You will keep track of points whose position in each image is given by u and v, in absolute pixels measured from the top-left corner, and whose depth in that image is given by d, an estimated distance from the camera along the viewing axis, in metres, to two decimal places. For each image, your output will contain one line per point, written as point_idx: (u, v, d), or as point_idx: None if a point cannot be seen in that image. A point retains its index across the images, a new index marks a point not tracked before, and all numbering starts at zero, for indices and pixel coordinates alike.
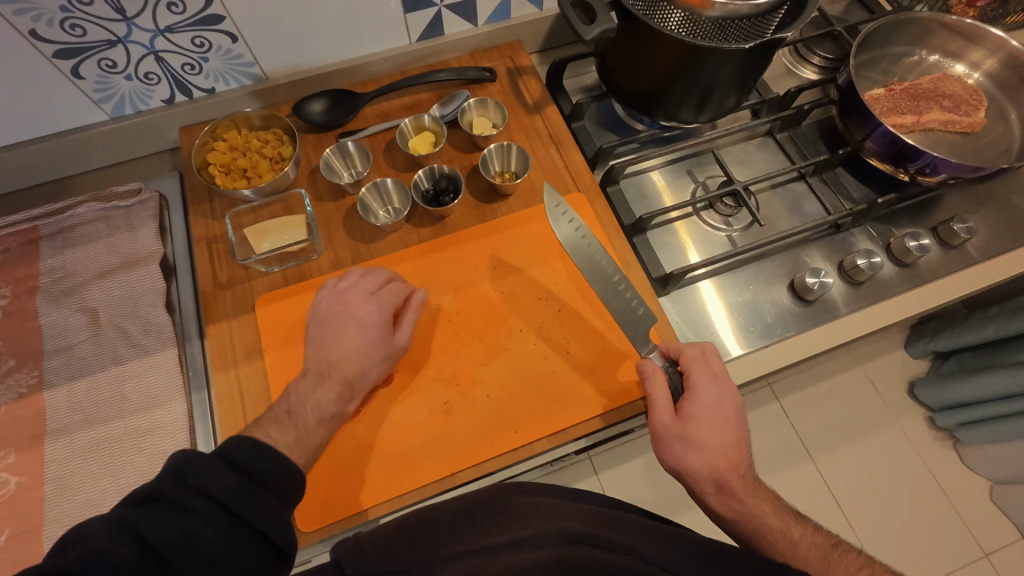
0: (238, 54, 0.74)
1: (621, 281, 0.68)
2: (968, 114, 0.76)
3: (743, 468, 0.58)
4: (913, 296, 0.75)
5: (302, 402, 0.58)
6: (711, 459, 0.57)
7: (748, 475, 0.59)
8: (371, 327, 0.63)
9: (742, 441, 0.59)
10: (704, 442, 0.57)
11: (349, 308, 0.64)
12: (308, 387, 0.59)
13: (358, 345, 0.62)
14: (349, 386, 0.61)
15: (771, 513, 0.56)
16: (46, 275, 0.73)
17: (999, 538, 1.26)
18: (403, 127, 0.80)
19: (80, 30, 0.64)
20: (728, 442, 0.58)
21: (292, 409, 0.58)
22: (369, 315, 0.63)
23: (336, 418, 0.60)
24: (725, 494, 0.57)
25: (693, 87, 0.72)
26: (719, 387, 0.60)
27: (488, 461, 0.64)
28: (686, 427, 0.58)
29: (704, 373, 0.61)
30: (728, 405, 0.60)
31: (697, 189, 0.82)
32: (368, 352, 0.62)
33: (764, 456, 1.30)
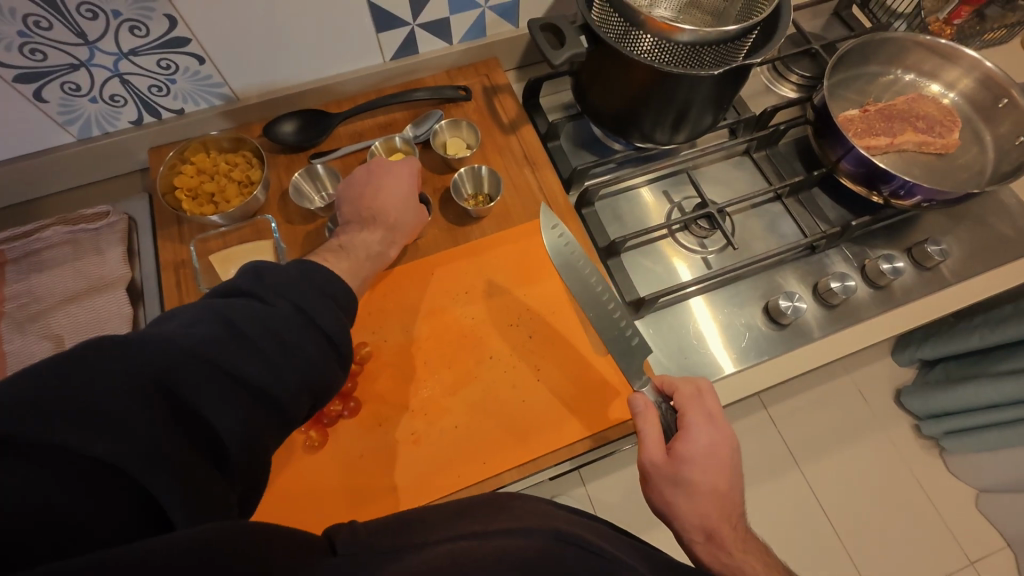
0: (206, 75, 0.73)
1: (615, 310, 0.66)
2: (942, 135, 0.76)
3: (734, 519, 0.55)
4: (887, 318, 0.75)
5: (351, 240, 0.65)
6: (699, 506, 0.54)
7: (741, 528, 0.55)
8: (405, 177, 0.69)
9: (737, 491, 0.56)
10: (693, 486, 0.54)
11: (383, 163, 0.69)
12: (354, 231, 0.66)
13: (397, 183, 0.68)
14: (390, 231, 0.67)
15: (761, 572, 0.52)
16: (11, 300, 0.71)
17: (984, 547, 1.26)
18: (374, 149, 0.79)
19: (40, 55, 0.63)
20: (720, 490, 0.55)
21: (344, 245, 0.64)
22: (402, 169, 0.70)
23: (380, 257, 0.66)
24: (714, 545, 0.54)
25: (665, 109, 0.72)
26: (714, 430, 0.56)
27: (454, 494, 0.63)
28: (675, 468, 0.55)
29: (699, 414, 0.57)
30: (724, 447, 0.56)
31: (673, 211, 0.81)
32: (405, 195, 0.68)
33: (751, 467, 1.30)
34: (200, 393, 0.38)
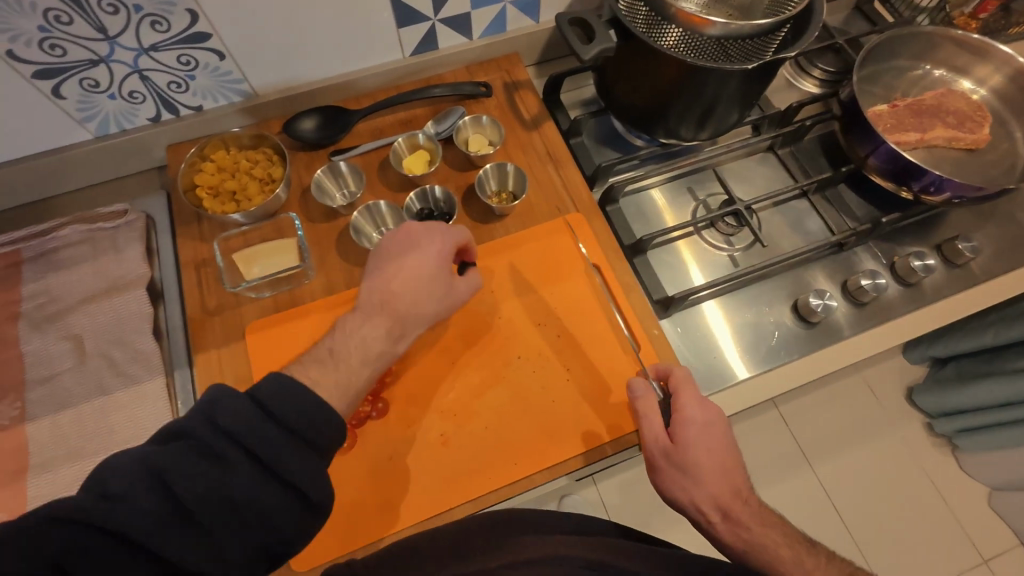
0: (226, 70, 0.72)
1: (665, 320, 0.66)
2: (972, 131, 0.75)
3: (747, 494, 0.55)
4: (916, 317, 0.75)
5: (347, 339, 0.57)
6: (712, 485, 0.54)
7: (756, 502, 0.55)
8: (429, 257, 0.60)
9: (742, 465, 0.57)
10: (702, 468, 0.55)
11: (411, 231, 0.62)
12: (356, 322, 0.58)
13: (415, 279, 0.59)
14: (398, 326, 0.59)
15: (783, 544, 0.52)
16: (29, 300, 0.70)
17: (998, 545, 1.25)
18: (397, 146, 0.78)
19: (60, 50, 0.62)
20: (726, 466, 0.55)
21: (334, 349, 0.56)
22: (428, 245, 0.61)
23: (383, 357, 0.58)
24: (734, 524, 0.53)
25: (694, 105, 0.70)
26: (710, 406, 0.57)
27: (485, 496, 0.62)
28: (682, 451, 0.55)
29: (693, 392, 0.58)
30: (722, 423, 0.57)
31: (698, 208, 0.80)
32: (425, 285, 0.60)
33: (765, 465, 1.30)
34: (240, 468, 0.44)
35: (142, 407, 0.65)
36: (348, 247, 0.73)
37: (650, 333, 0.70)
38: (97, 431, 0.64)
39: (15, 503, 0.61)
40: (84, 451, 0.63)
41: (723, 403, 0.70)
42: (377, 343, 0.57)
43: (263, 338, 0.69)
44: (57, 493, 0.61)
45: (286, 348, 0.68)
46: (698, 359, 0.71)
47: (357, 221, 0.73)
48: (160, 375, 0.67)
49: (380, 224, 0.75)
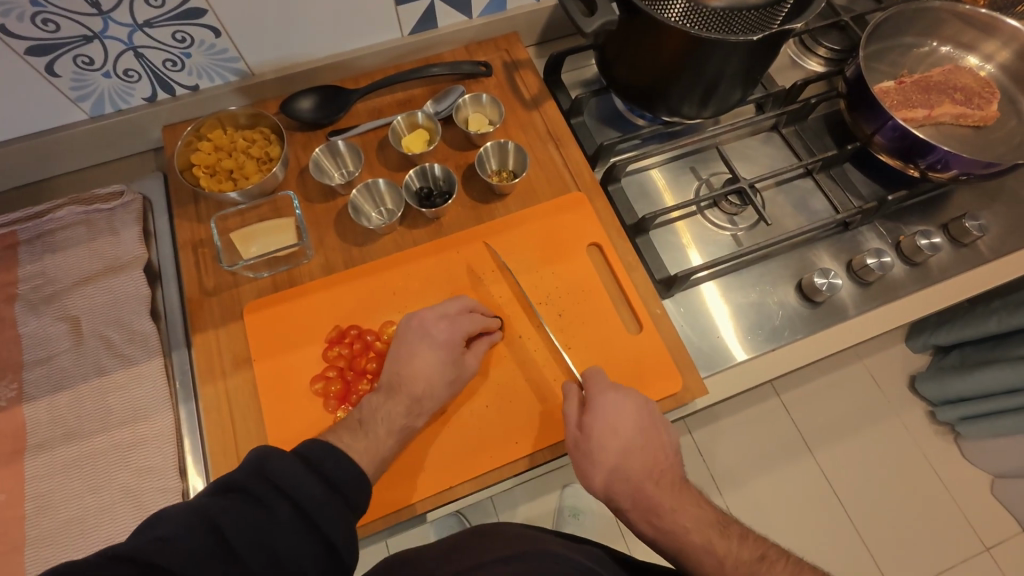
0: (222, 48, 0.71)
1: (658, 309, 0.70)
2: (980, 107, 0.74)
3: (660, 476, 0.58)
4: (921, 296, 0.74)
5: (375, 412, 0.59)
6: (619, 475, 0.57)
7: (671, 482, 0.58)
8: (440, 344, 0.62)
9: (656, 448, 0.59)
10: (607, 459, 0.58)
11: (423, 324, 0.63)
12: (379, 400, 0.60)
13: (429, 369, 0.61)
14: (416, 404, 0.60)
15: (694, 531, 0.54)
16: (26, 282, 0.69)
17: (999, 531, 1.24)
18: (395, 125, 0.77)
19: (52, 26, 0.61)
20: (634, 453, 0.58)
21: (363, 419, 0.58)
22: (438, 332, 0.62)
23: (404, 431, 0.59)
24: (642, 509, 0.56)
25: (698, 81, 0.69)
26: (616, 395, 0.60)
27: (487, 475, 0.63)
28: (589, 446, 0.59)
29: (600, 385, 0.61)
30: (630, 418, 0.59)
31: (701, 187, 0.79)
32: (438, 372, 0.61)
33: (768, 453, 1.29)
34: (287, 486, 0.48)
35: (140, 388, 0.65)
36: (346, 227, 0.73)
37: (652, 311, 0.70)
38: (95, 412, 0.64)
39: (14, 483, 0.60)
40: (82, 431, 0.63)
41: (725, 383, 0.69)
42: (397, 402, 0.59)
43: (263, 318, 0.68)
44: (55, 473, 0.61)
45: (287, 327, 0.68)
46: (701, 339, 0.70)
47: (356, 200, 0.73)
48: (158, 356, 0.67)
49: (379, 204, 0.75)
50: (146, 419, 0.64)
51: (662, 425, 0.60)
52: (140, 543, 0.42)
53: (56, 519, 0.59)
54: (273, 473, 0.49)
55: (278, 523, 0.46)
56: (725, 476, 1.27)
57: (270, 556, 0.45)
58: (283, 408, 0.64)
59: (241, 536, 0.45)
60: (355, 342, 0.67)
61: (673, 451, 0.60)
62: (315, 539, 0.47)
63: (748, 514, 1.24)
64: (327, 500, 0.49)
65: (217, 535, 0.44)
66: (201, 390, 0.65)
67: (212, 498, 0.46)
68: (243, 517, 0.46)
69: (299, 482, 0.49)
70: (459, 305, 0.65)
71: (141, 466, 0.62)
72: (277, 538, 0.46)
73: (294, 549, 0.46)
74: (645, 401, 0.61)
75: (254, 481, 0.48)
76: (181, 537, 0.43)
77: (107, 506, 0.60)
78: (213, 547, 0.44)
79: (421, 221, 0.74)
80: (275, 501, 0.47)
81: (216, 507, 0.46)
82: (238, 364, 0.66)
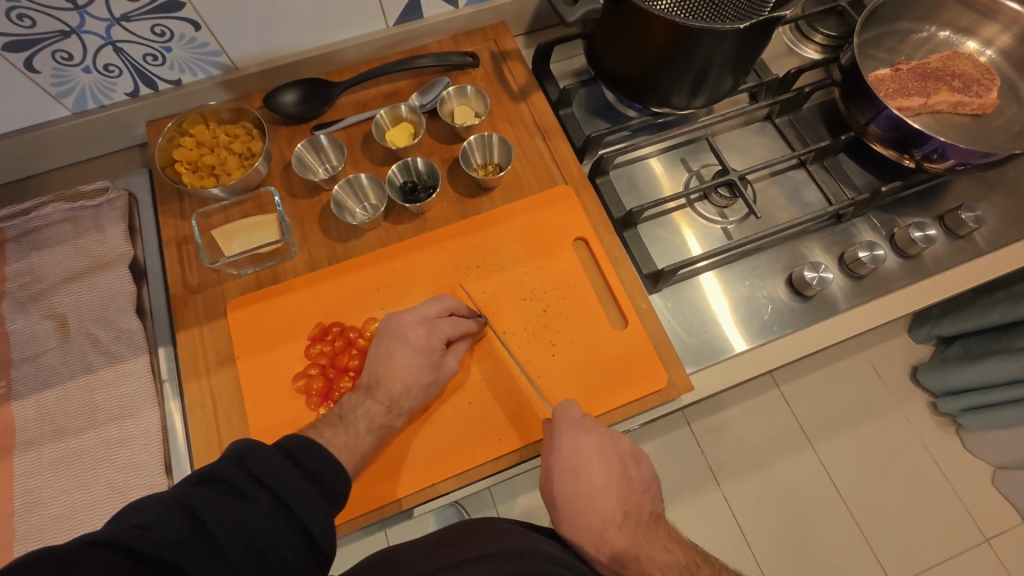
0: (202, 42, 0.69)
1: (645, 305, 0.69)
2: (979, 95, 0.72)
3: (624, 518, 0.57)
4: (918, 289, 0.72)
5: (354, 408, 0.60)
6: (582, 514, 0.56)
7: (637, 523, 0.57)
8: (417, 349, 0.61)
9: (623, 483, 0.59)
10: (571, 502, 0.57)
11: (400, 328, 0.63)
12: (357, 396, 0.60)
13: (403, 372, 0.61)
14: (394, 400, 0.60)
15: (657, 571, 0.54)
16: (13, 280, 0.69)
17: (1000, 523, 1.23)
18: (379, 119, 0.76)
19: (28, 21, 0.59)
20: (598, 494, 0.58)
21: (344, 413, 0.59)
22: (416, 338, 0.62)
23: (384, 429, 0.60)
24: (607, 557, 0.54)
25: (687, 71, 0.67)
26: (579, 435, 0.59)
27: (470, 471, 0.63)
28: (553, 487, 0.58)
29: (565, 420, 0.60)
30: (602, 448, 0.59)
31: (691, 179, 0.77)
32: (415, 374, 0.61)
33: (765, 445, 1.28)
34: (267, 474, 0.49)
35: (127, 385, 0.65)
36: (330, 223, 0.73)
37: (638, 307, 0.69)
38: (82, 409, 0.64)
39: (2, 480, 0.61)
40: (69, 429, 0.63)
41: (714, 378, 0.68)
42: (377, 399, 0.60)
43: (245, 315, 0.68)
44: (43, 470, 0.61)
45: (271, 325, 0.68)
46: (690, 334, 0.69)
47: (339, 197, 0.72)
48: (144, 354, 0.67)
49: (363, 199, 0.75)
50: (133, 417, 0.64)
51: (627, 462, 0.60)
52: (116, 529, 0.40)
53: (44, 515, 0.59)
54: (252, 464, 0.49)
55: (257, 509, 0.46)
56: (723, 467, 1.27)
57: (251, 546, 0.44)
58: (266, 405, 0.65)
59: (222, 525, 0.44)
60: (337, 339, 0.67)
61: (639, 488, 0.60)
62: (294, 528, 0.47)
63: (747, 506, 1.24)
64: (307, 491, 0.49)
65: (197, 523, 0.43)
66: (186, 387, 0.65)
67: (189, 488, 0.46)
68: (223, 504, 0.45)
69: (279, 472, 0.49)
70: (440, 309, 0.64)
71: (128, 463, 0.62)
72: (257, 525, 0.45)
73: (274, 540, 0.46)
74: (610, 436, 0.61)
75: (234, 470, 0.48)
76: (162, 523, 0.42)
77: (95, 502, 0.60)
78: (193, 535, 0.42)
79: (405, 217, 0.73)
80: (254, 490, 0.47)
81: (195, 496, 0.45)
82: (222, 360, 0.67)
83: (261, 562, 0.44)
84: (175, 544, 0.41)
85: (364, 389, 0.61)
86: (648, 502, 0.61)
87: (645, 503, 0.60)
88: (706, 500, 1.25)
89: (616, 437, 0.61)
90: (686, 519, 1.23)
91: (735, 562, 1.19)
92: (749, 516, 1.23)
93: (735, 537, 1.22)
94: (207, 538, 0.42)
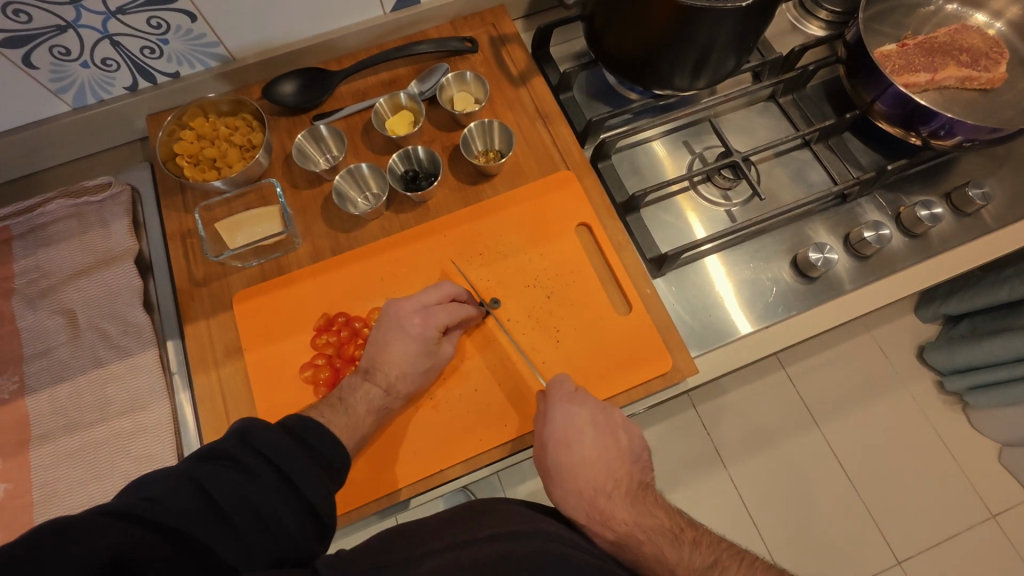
0: (199, 33, 0.69)
1: (649, 288, 0.69)
2: (988, 69, 0.70)
3: (614, 487, 0.58)
4: (922, 268, 0.72)
5: (355, 392, 0.60)
6: (573, 487, 0.58)
7: (627, 493, 0.58)
8: (414, 337, 0.62)
9: (614, 455, 0.60)
10: (562, 470, 0.58)
11: (398, 316, 0.63)
12: (358, 382, 0.61)
13: (403, 358, 0.61)
14: (400, 387, 0.61)
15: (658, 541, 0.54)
16: (21, 276, 0.70)
17: (1006, 499, 1.23)
18: (378, 108, 0.75)
19: (24, 16, 0.58)
20: (590, 463, 0.59)
21: (348, 398, 0.60)
22: (412, 326, 0.62)
23: (386, 412, 0.61)
24: (595, 523, 0.56)
25: (688, 51, 0.66)
26: (573, 408, 0.60)
27: (477, 458, 0.63)
28: (545, 456, 0.60)
29: (559, 393, 0.61)
30: (591, 421, 0.60)
31: (694, 162, 0.77)
32: (414, 360, 0.62)
33: (770, 426, 1.29)
34: (274, 452, 0.50)
35: (137, 378, 0.66)
36: (333, 213, 0.73)
37: (642, 291, 0.69)
38: (94, 403, 0.65)
39: (19, 472, 0.62)
40: (83, 422, 0.64)
41: (720, 360, 0.68)
42: (377, 384, 0.61)
43: (250, 307, 0.69)
44: (60, 463, 0.62)
45: (277, 316, 0.69)
46: (694, 318, 0.69)
47: (340, 186, 0.72)
48: (153, 347, 0.67)
49: (364, 188, 0.75)
50: (144, 409, 0.65)
51: (619, 433, 0.61)
52: (128, 502, 0.41)
53: (61, 506, 0.61)
54: (258, 442, 0.49)
55: (262, 484, 0.47)
56: (730, 448, 1.28)
57: (257, 518, 0.45)
58: (273, 393, 0.65)
59: (230, 499, 0.45)
60: (343, 330, 0.68)
61: (629, 459, 0.60)
62: (298, 503, 0.48)
63: (754, 487, 1.25)
64: (311, 470, 0.50)
65: (204, 496, 0.44)
66: (195, 379, 0.66)
67: (196, 464, 0.46)
68: (230, 479, 0.46)
69: (285, 451, 0.50)
70: (438, 296, 0.65)
71: (141, 454, 0.63)
72: (262, 500, 0.46)
73: (279, 513, 0.46)
74: (602, 409, 0.61)
75: (240, 448, 0.49)
76: (170, 498, 0.42)
77: (110, 492, 0.62)
78: (204, 507, 0.43)
79: (407, 206, 0.73)
80: (260, 467, 0.48)
81: (202, 471, 0.46)
82: (230, 352, 0.68)
83: (267, 534, 0.45)
84: (187, 516, 0.42)
85: (364, 373, 0.62)
86: (639, 473, 0.61)
87: (634, 473, 0.60)
88: (713, 482, 1.25)
89: (609, 409, 0.62)
90: (692, 499, 1.24)
91: (739, 543, 1.21)
92: (756, 497, 1.24)
93: (742, 519, 1.23)
94: (216, 510, 0.44)
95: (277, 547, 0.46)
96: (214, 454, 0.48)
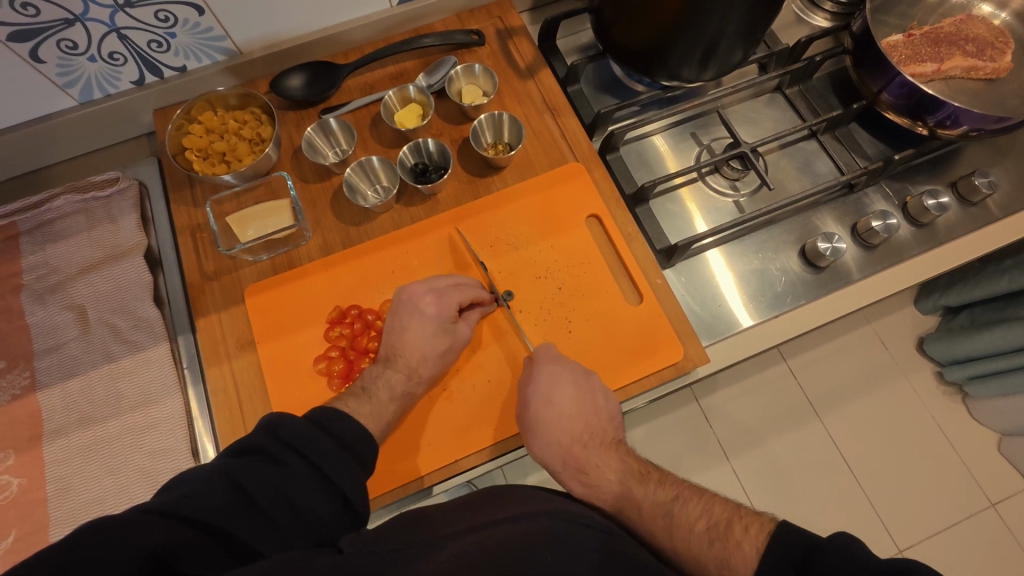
0: (206, 27, 0.68)
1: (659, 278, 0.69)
2: (993, 59, 0.71)
3: (590, 437, 0.61)
4: (928, 256, 0.73)
5: (375, 379, 0.61)
6: (551, 439, 0.60)
7: (602, 443, 0.61)
8: (431, 319, 0.62)
9: (591, 413, 0.61)
10: (543, 424, 0.60)
11: (411, 299, 0.63)
12: (378, 369, 0.62)
13: (420, 346, 0.62)
14: (416, 374, 0.62)
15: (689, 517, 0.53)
16: (30, 273, 0.70)
17: (1007, 488, 1.25)
18: (387, 100, 0.75)
19: (32, 10, 0.58)
20: (569, 419, 0.60)
21: (367, 385, 0.60)
22: (427, 307, 0.63)
23: (407, 399, 0.61)
24: (571, 469, 0.60)
25: (696, 42, 0.66)
26: (556, 369, 0.61)
27: (492, 448, 0.64)
28: (525, 413, 0.61)
29: (545, 356, 0.63)
30: (573, 385, 0.61)
31: (702, 153, 0.77)
32: (430, 346, 0.62)
33: (773, 416, 1.30)
34: (303, 443, 0.50)
35: (149, 373, 0.66)
36: (343, 206, 0.73)
37: (653, 282, 0.69)
38: (106, 397, 0.65)
39: (31, 467, 0.62)
40: (96, 417, 0.64)
41: (729, 349, 0.69)
42: (398, 370, 0.61)
43: (263, 300, 0.69)
44: (73, 457, 0.62)
45: (290, 311, 0.69)
46: (702, 308, 0.70)
47: (351, 179, 0.73)
48: (164, 342, 0.67)
49: (375, 181, 0.75)
50: (156, 403, 0.65)
51: (598, 395, 0.62)
52: (168, 500, 0.41)
53: (76, 500, 0.61)
54: (286, 435, 0.50)
55: (296, 476, 0.48)
56: (732, 442, 1.28)
57: (291, 510, 0.46)
58: (289, 386, 0.66)
59: (265, 491, 0.45)
60: (355, 322, 0.68)
61: (606, 417, 0.62)
62: (331, 493, 0.49)
63: (759, 480, 1.26)
64: (340, 459, 0.51)
65: (238, 489, 0.44)
66: (209, 372, 0.66)
67: (229, 460, 0.47)
68: (264, 473, 0.46)
69: (313, 443, 0.50)
70: (451, 281, 0.66)
71: (155, 448, 0.63)
72: (295, 490, 0.47)
73: (312, 503, 0.47)
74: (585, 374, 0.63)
75: (267, 441, 0.49)
76: (204, 493, 0.42)
77: (124, 486, 0.62)
78: (242, 502, 0.44)
79: (417, 198, 0.74)
80: (290, 458, 0.49)
81: (236, 467, 0.46)
82: (242, 344, 0.68)
83: (302, 524, 0.46)
84: (224, 509, 0.42)
85: (382, 362, 0.62)
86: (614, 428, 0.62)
87: (610, 429, 0.62)
88: (717, 474, 1.26)
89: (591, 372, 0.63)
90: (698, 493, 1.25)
91: None
92: (759, 487, 1.25)
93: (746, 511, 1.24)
94: (253, 503, 0.44)
95: (313, 534, 0.46)
96: (245, 450, 0.49)
